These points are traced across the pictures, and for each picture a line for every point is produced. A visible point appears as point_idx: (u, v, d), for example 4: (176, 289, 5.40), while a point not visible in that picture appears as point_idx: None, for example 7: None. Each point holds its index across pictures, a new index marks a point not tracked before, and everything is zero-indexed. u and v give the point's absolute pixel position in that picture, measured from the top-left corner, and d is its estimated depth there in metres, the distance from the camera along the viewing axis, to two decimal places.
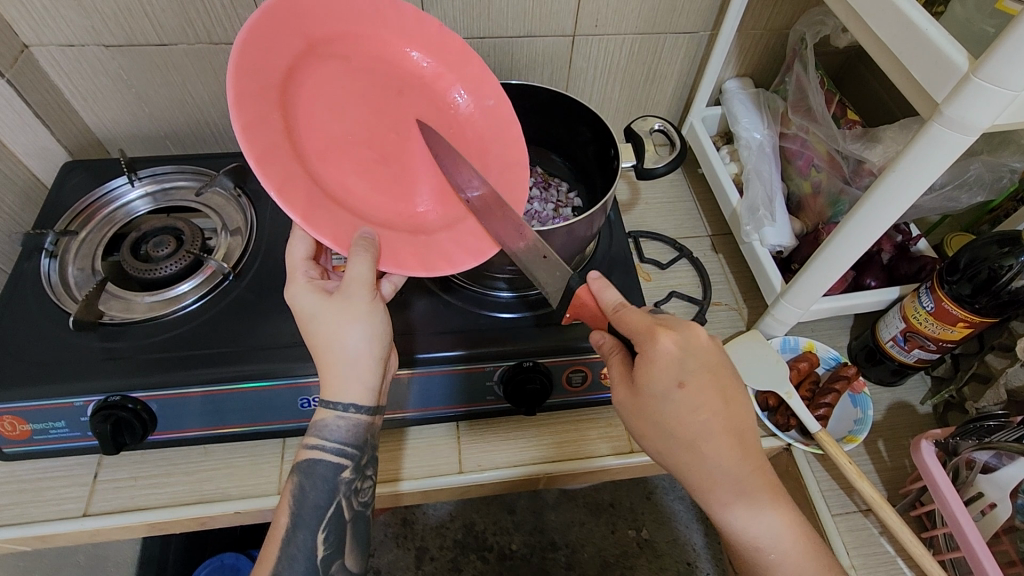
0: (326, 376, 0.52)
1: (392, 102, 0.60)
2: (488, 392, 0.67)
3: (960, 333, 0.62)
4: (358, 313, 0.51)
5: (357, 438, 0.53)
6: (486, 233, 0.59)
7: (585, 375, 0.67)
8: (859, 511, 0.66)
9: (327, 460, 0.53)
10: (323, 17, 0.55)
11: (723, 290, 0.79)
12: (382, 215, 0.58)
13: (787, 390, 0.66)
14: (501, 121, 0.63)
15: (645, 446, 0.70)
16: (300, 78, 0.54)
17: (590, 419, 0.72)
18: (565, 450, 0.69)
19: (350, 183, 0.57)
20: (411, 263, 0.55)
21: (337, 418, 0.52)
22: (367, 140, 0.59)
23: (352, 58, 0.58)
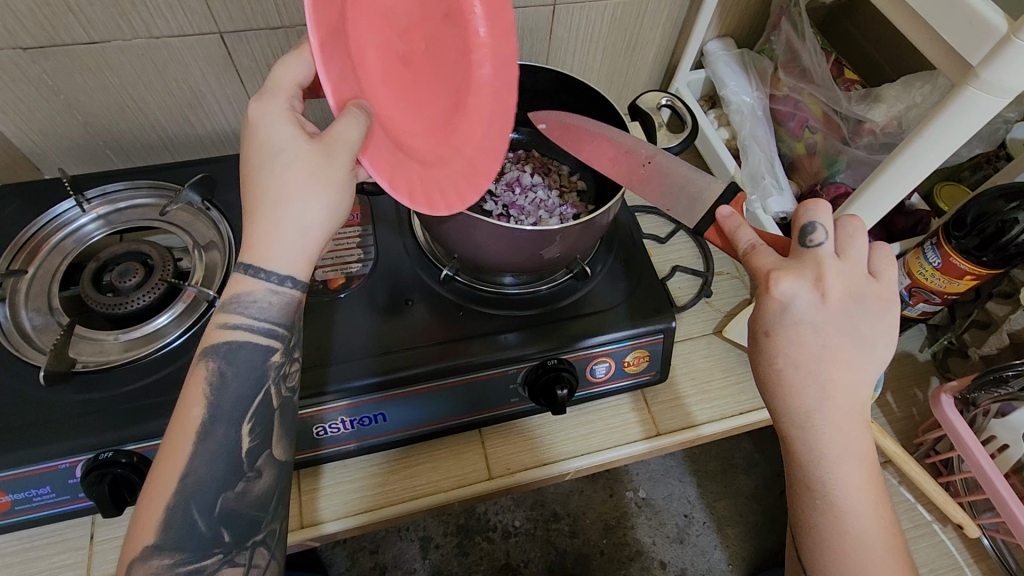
0: (256, 235, 0.45)
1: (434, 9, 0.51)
2: (512, 394, 0.64)
3: (965, 285, 0.64)
4: (334, 179, 0.45)
5: (286, 321, 0.48)
6: (449, 191, 0.52)
7: (608, 365, 0.65)
8: (878, 464, 0.68)
9: (253, 342, 0.47)
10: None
11: (723, 259, 0.81)
12: (380, 102, 0.49)
13: None
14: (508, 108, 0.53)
15: (573, 453, 0.68)
16: None
17: (533, 428, 0.69)
18: (591, 442, 0.68)
19: (366, 50, 0.48)
20: (380, 167, 0.49)
21: (265, 291, 0.46)
22: (405, 25, 0.50)
23: None
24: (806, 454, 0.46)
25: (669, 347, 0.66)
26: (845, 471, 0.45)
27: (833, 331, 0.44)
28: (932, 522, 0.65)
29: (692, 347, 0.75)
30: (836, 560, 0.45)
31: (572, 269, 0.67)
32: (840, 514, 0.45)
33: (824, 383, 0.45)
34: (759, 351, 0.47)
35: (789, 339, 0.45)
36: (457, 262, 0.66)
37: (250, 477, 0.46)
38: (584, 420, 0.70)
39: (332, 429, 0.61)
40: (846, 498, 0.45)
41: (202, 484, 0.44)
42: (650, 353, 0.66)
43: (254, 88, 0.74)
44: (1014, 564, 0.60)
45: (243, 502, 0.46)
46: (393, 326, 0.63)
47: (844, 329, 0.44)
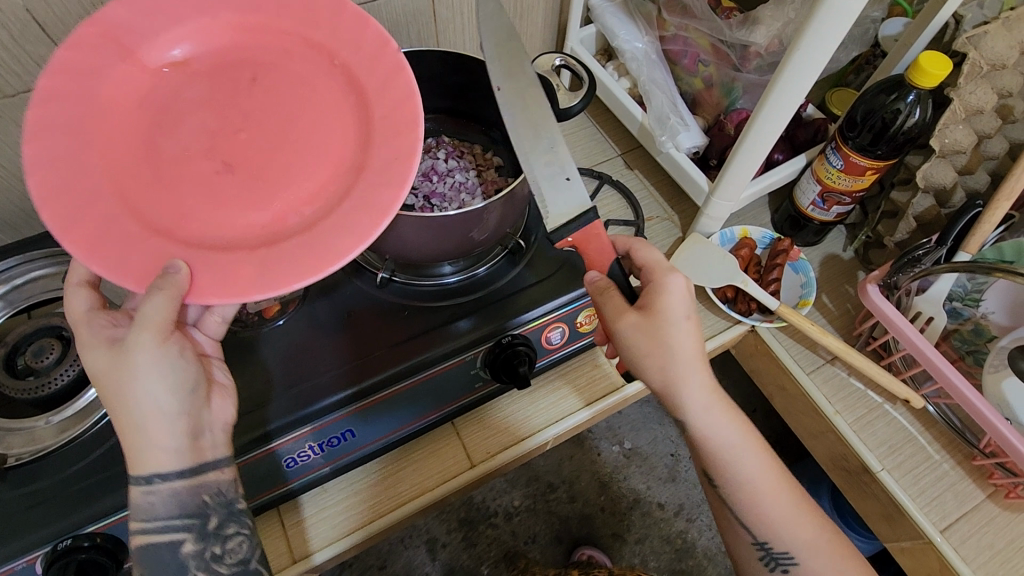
0: (130, 446, 0.45)
1: (244, 94, 0.48)
2: (475, 380, 0.65)
3: (869, 180, 0.67)
4: (155, 363, 0.44)
5: (189, 504, 0.47)
6: (353, 222, 0.44)
7: (562, 330, 0.66)
8: (827, 362, 0.72)
9: (167, 542, 0.46)
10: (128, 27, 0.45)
11: (650, 204, 0.83)
12: (226, 232, 0.45)
13: (743, 279, 0.70)
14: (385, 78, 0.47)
15: (549, 421, 0.69)
16: (122, 98, 0.46)
17: (507, 410, 0.70)
18: (563, 406, 0.70)
19: (170, 206, 0.45)
20: (238, 284, 0.42)
21: (152, 493, 0.45)
22: (207, 145, 0.47)
23: (195, 61, 0.48)
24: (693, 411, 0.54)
25: None
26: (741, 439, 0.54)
27: (696, 351, 0.52)
28: (883, 404, 0.70)
29: None
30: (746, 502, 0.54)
31: (508, 245, 0.67)
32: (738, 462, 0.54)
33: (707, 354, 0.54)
34: (677, 328, 0.51)
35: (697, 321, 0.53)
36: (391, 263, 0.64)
37: None
38: (551, 388, 0.71)
39: (302, 458, 0.59)
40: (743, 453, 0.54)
41: None
42: None
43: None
44: (958, 422, 0.65)
45: None
46: (342, 341, 0.61)
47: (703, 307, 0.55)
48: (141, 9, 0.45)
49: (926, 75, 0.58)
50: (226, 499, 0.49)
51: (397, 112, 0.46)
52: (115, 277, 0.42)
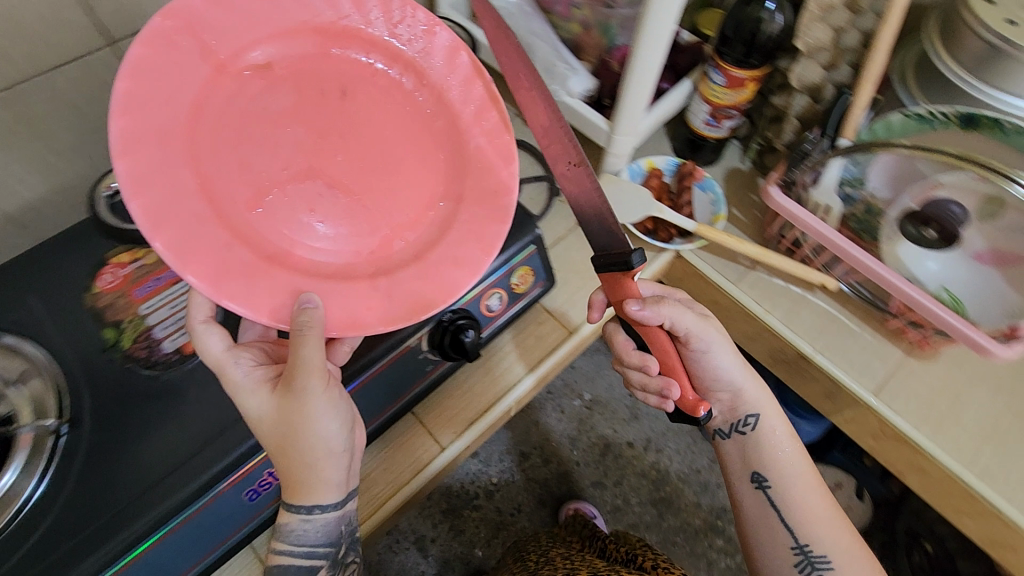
0: (302, 480, 0.51)
1: (337, 109, 0.53)
2: (425, 363, 0.63)
3: (751, 90, 0.71)
4: (327, 405, 0.50)
5: (330, 534, 0.55)
6: (459, 256, 0.53)
7: (500, 295, 0.66)
8: (749, 268, 0.77)
9: (302, 563, 0.54)
10: (226, 30, 0.46)
11: None
12: (330, 260, 0.51)
13: (657, 207, 0.73)
14: (484, 114, 0.55)
15: (506, 387, 0.69)
16: (211, 108, 0.47)
17: (464, 386, 0.69)
18: (517, 369, 0.70)
19: (285, 235, 0.50)
20: (370, 316, 0.49)
21: (303, 521, 0.53)
22: (297, 167, 0.51)
23: (278, 66, 0.50)
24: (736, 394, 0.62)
25: (544, 253, 0.68)
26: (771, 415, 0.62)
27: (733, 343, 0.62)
28: (805, 294, 0.75)
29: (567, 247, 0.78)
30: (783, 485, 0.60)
31: None
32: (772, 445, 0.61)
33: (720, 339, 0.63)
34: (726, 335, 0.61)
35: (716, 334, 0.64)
36: None
37: None
38: (502, 355, 0.71)
39: (265, 487, 0.56)
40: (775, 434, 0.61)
41: None
42: (531, 267, 0.68)
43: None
44: (870, 294, 0.71)
45: None
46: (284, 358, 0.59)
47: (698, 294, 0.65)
48: (221, 11, 0.46)
49: None
50: (351, 531, 0.57)
51: (485, 147, 0.55)
52: (249, 313, 0.45)
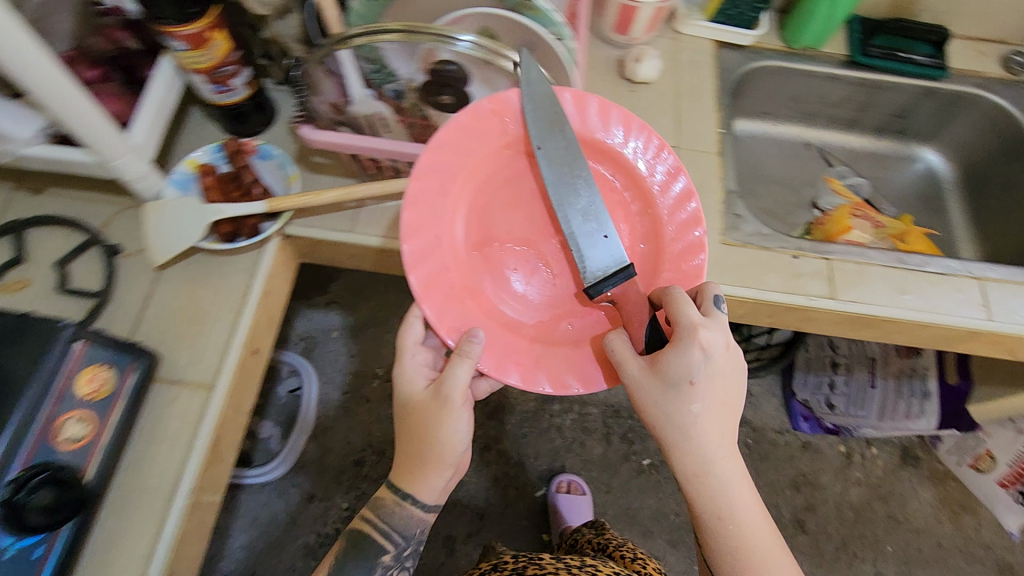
0: (410, 479, 0.61)
1: (511, 188, 0.61)
2: (30, 550, 0.50)
3: (224, 39, 0.61)
4: (454, 412, 0.58)
5: (409, 531, 0.64)
6: (632, 333, 0.57)
7: (77, 418, 0.53)
8: (358, 208, 0.71)
9: (382, 542, 0.64)
10: (590, 120, 0.60)
11: (92, 208, 0.68)
12: (523, 315, 0.61)
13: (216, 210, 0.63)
14: (687, 224, 0.60)
15: (172, 489, 0.58)
16: (476, 175, 0.60)
17: (121, 527, 0.56)
18: (174, 463, 0.59)
19: (492, 309, 0.60)
20: (528, 374, 0.58)
21: (407, 506, 0.62)
22: (520, 239, 0.62)
23: (511, 149, 0.60)
24: (671, 442, 0.54)
25: (103, 340, 0.55)
26: (714, 460, 0.54)
27: (709, 411, 0.53)
28: None
29: (160, 300, 0.65)
30: (713, 522, 0.55)
31: None
32: (700, 475, 0.54)
33: (712, 431, 0.54)
34: (680, 396, 0.52)
35: (710, 386, 0.52)
36: None
37: None
38: (148, 462, 0.58)
39: None
40: (703, 483, 0.54)
41: None
42: (96, 363, 0.55)
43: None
44: None
45: None
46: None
47: (730, 384, 0.54)
48: (449, 157, 0.58)
49: None
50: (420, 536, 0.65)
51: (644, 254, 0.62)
52: (435, 322, 0.56)
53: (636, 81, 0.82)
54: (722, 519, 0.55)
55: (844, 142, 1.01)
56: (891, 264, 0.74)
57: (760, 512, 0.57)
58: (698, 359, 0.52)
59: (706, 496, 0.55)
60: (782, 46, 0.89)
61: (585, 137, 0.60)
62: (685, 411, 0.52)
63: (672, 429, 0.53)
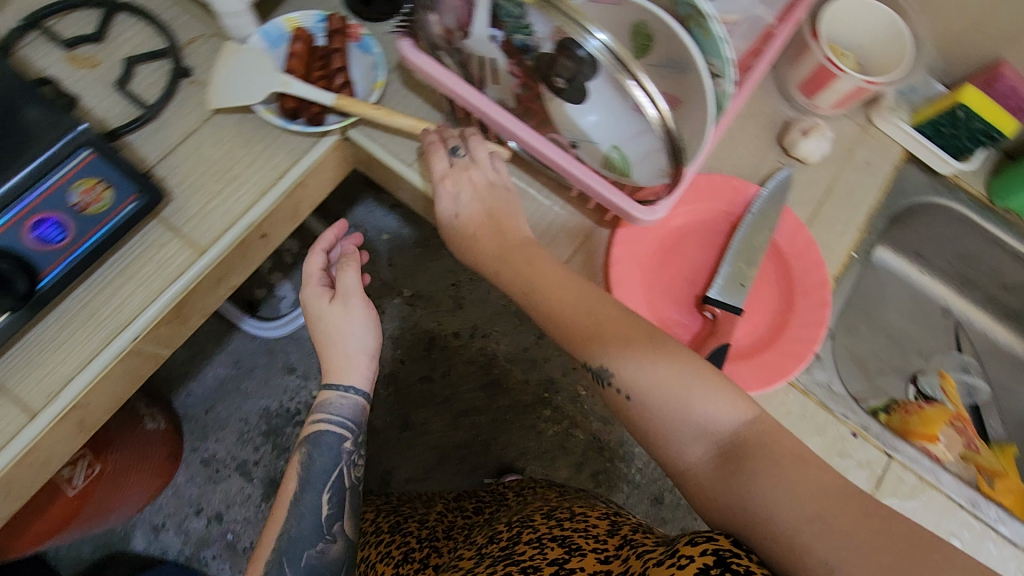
0: (331, 359, 0.64)
1: (718, 233, 0.66)
2: None
3: None
4: (353, 315, 0.64)
5: (359, 414, 0.65)
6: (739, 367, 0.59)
7: (60, 223, 0.50)
8: None
9: (335, 431, 0.64)
10: (793, 243, 0.64)
11: (187, 22, 0.65)
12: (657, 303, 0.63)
13: (283, 81, 0.59)
14: (805, 341, 0.61)
15: (121, 327, 0.56)
16: (708, 213, 0.66)
17: (60, 338, 0.55)
18: (133, 305, 0.57)
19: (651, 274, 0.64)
20: None
21: (340, 396, 0.64)
22: (691, 276, 0.65)
23: (732, 217, 0.66)
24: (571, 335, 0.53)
25: (118, 158, 0.52)
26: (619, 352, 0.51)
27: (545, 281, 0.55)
28: None
29: (198, 142, 0.61)
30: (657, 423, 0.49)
31: None
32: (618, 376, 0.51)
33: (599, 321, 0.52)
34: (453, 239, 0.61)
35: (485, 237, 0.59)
36: None
37: (330, 538, 0.62)
38: (113, 290, 0.56)
39: None
40: (624, 380, 0.50)
41: (292, 543, 0.60)
42: (102, 178, 0.51)
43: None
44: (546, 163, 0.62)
45: (324, 559, 0.62)
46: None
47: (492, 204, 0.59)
48: (704, 180, 0.65)
49: None
50: (353, 416, 0.64)
51: (799, 331, 0.61)
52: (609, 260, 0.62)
53: (790, 154, 0.69)
54: (658, 420, 0.49)
55: (990, 331, 0.83)
56: (960, 501, 0.61)
57: (665, 369, 0.49)
58: (445, 201, 0.60)
59: (639, 393, 0.49)
60: (982, 196, 0.73)
61: (776, 247, 0.65)
62: (485, 266, 0.59)
63: (542, 308, 0.55)
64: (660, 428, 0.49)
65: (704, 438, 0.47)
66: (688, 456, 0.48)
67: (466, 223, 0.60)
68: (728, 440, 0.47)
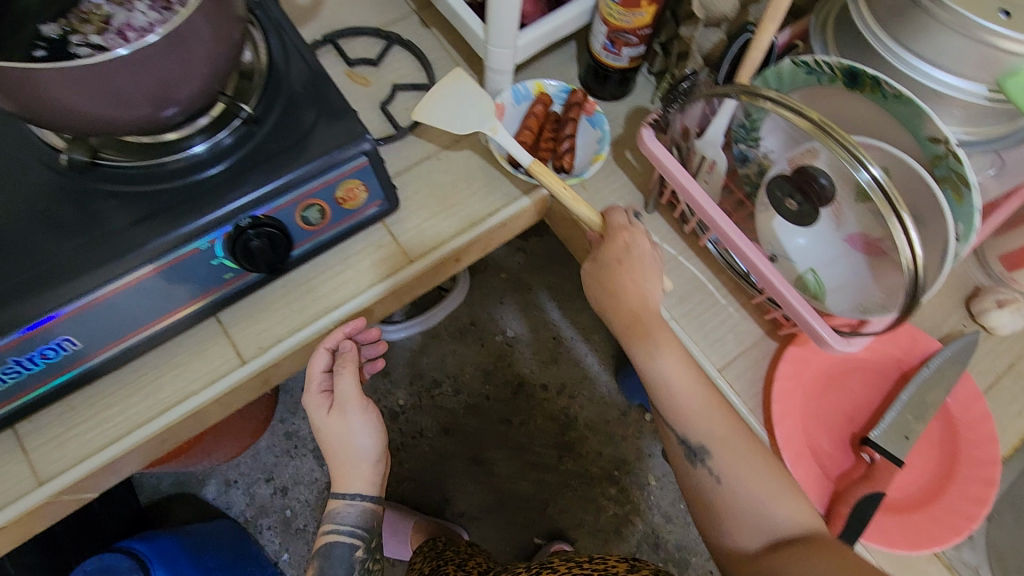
0: (341, 470, 0.62)
1: (885, 378, 0.65)
2: (223, 270, 0.57)
3: (649, 13, 0.62)
4: (359, 421, 0.62)
5: (366, 520, 0.64)
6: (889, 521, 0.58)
7: (322, 209, 0.59)
8: None
9: (344, 539, 0.63)
10: (965, 411, 0.62)
11: (447, 65, 0.75)
12: (811, 431, 0.63)
13: (491, 127, 0.64)
14: (965, 516, 0.58)
15: (331, 305, 0.63)
16: (878, 356, 0.65)
17: (278, 304, 0.62)
18: (344, 290, 0.64)
19: (811, 401, 0.64)
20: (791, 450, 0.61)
21: (349, 505, 0.63)
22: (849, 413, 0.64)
23: (902, 367, 0.65)
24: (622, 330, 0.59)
25: (380, 168, 0.60)
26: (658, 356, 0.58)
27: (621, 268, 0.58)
28: (678, 256, 0.69)
29: (430, 167, 0.70)
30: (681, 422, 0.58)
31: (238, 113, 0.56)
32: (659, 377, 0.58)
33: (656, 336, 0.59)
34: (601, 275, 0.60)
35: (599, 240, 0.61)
36: (87, 138, 0.52)
37: None
38: (332, 272, 0.64)
39: (15, 375, 0.51)
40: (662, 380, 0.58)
41: None
42: (365, 181, 0.60)
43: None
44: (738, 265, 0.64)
45: None
46: (64, 248, 0.51)
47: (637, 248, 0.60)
48: None
49: None
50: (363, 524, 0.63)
51: (960, 503, 0.59)
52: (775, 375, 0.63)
53: (977, 321, 0.68)
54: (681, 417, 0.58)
55: None
56: None
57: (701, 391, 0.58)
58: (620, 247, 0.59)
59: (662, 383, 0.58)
60: None
61: (947, 410, 0.63)
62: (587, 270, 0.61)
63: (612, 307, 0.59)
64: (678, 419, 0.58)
65: (696, 435, 0.58)
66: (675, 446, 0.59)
67: (616, 268, 0.59)
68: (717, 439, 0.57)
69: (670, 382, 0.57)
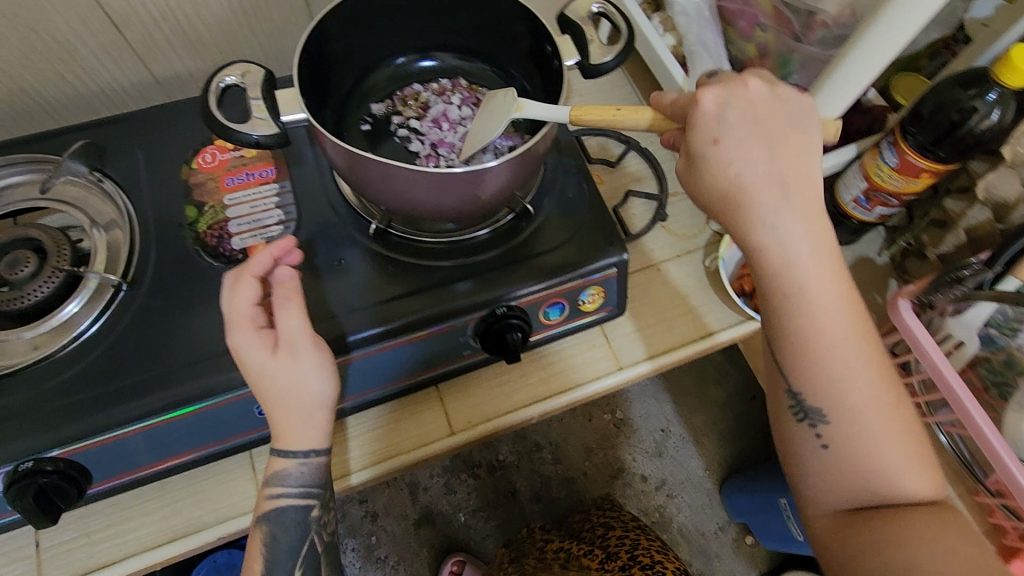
0: (279, 423, 0.51)
1: None
2: (464, 347, 0.60)
3: (923, 183, 0.61)
4: (310, 368, 0.49)
5: (320, 477, 0.54)
6: None
7: (562, 307, 0.61)
8: None
9: (295, 505, 0.53)
10: None
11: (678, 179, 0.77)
12: None
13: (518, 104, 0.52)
14: None
15: (541, 395, 0.65)
16: None
17: (489, 381, 0.65)
18: (553, 383, 0.65)
19: None
20: None
21: (299, 464, 0.52)
22: None
23: None
24: (779, 281, 0.45)
25: (623, 279, 0.61)
26: (827, 301, 0.45)
27: (807, 232, 0.45)
28: None
29: (649, 277, 0.71)
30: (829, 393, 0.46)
31: (514, 208, 0.61)
32: (813, 308, 0.45)
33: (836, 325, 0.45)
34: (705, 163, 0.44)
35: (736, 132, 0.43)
36: (390, 212, 0.58)
37: None
38: (545, 361, 0.66)
39: None
40: (826, 341, 0.45)
41: None
42: (606, 289, 0.62)
43: (142, 43, 0.63)
44: (968, 456, 0.62)
45: None
46: (350, 305, 0.55)
47: (791, 168, 0.44)
48: None
49: (1015, 71, 0.51)
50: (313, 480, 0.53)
51: None
52: None
53: None
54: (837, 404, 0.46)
55: None
56: None
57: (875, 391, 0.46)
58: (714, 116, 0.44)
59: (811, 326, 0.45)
60: None
61: None
62: (745, 215, 0.45)
63: (770, 248, 0.45)
64: (822, 382, 0.46)
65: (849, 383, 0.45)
66: (806, 434, 0.48)
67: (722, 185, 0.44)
68: (872, 429, 0.46)
69: (798, 262, 0.44)
